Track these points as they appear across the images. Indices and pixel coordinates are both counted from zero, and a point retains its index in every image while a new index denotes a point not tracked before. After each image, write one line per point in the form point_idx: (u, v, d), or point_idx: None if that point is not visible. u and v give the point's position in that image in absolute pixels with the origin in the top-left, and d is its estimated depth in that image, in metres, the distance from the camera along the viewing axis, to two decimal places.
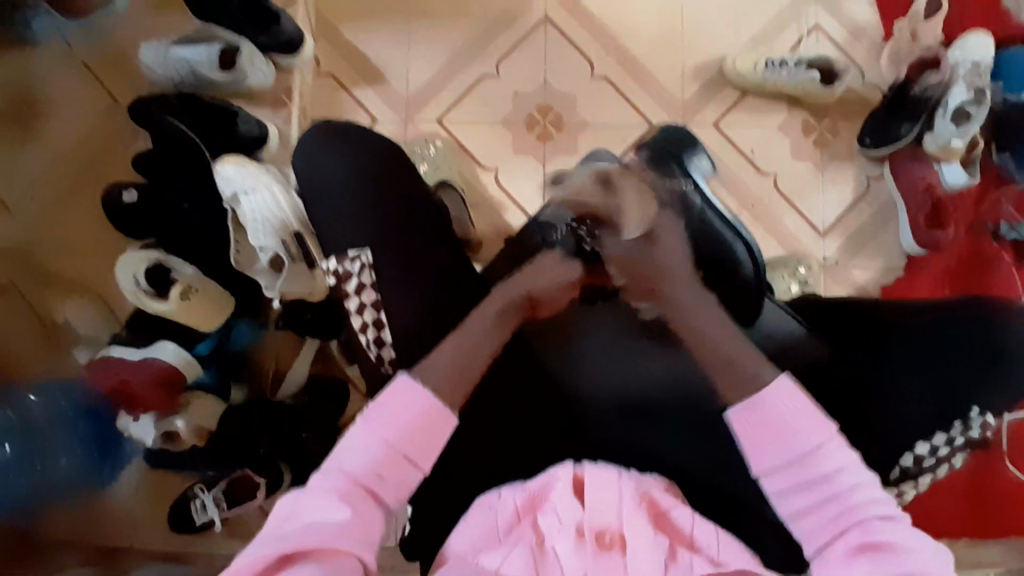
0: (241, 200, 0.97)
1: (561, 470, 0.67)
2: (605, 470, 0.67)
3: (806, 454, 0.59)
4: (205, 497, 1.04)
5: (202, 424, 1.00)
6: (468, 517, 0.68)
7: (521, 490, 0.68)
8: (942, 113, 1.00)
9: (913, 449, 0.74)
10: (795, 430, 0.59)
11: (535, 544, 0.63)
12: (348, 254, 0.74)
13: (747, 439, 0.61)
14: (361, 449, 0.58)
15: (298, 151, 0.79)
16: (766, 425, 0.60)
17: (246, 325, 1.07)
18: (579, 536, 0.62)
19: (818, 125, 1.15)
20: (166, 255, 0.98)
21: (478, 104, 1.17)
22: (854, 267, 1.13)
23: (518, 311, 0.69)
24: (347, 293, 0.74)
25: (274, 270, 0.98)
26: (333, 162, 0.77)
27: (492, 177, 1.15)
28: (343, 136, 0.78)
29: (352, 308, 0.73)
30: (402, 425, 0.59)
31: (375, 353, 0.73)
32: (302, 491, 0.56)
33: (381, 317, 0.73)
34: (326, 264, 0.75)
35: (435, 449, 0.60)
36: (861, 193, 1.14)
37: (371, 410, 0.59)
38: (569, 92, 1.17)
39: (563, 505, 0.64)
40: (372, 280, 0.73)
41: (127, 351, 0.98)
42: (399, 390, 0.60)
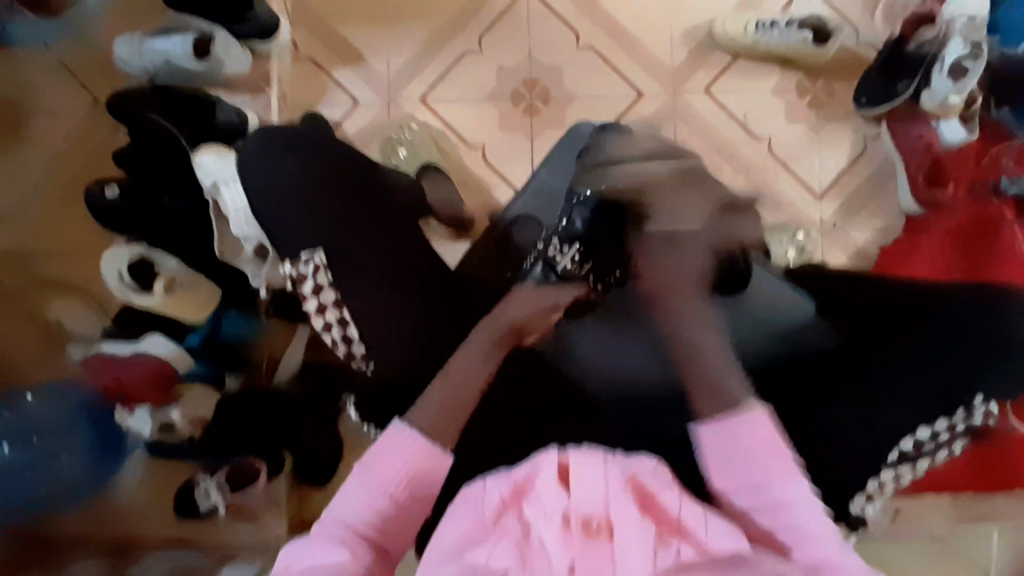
0: (223, 189, 0.97)
1: (544, 456, 0.65)
2: (591, 455, 0.64)
3: (764, 484, 0.65)
4: (209, 483, 1.05)
5: (197, 413, 1.04)
6: (451, 510, 0.67)
7: (506, 479, 0.66)
8: (937, 70, 0.96)
9: (915, 432, 0.73)
10: (755, 457, 0.66)
11: (520, 535, 0.61)
12: (300, 258, 0.76)
13: (709, 455, 0.69)
14: (354, 499, 0.65)
15: (248, 156, 0.84)
16: (733, 445, 0.67)
17: (236, 315, 1.06)
18: (565, 525, 0.60)
19: (812, 87, 1.12)
20: (149, 249, 0.99)
21: (462, 82, 1.15)
22: (853, 230, 1.10)
23: (500, 347, 0.76)
24: (304, 293, 0.76)
25: (260, 258, 0.99)
26: (279, 166, 0.80)
27: (479, 155, 1.14)
28: (290, 141, 0.82)
29: (313, 308, 0.77)
30: (395, 472, 0.66)
31: (343, 348, 0.78)
32: (303, 544, 0.63)
33: (344, 314, 0.76)
34: (285, 269, 0.79)
35: (433, 488, 0.68)
36: (858, 155, 1.11)
37: (367, 460, 0.67)
38: (554, 64, 1.14)
39: (549, 495, 0.62)
40: (328, 280, 0.76)
41: (119, 345, 1.00)
42: (393, 438, 0.68)
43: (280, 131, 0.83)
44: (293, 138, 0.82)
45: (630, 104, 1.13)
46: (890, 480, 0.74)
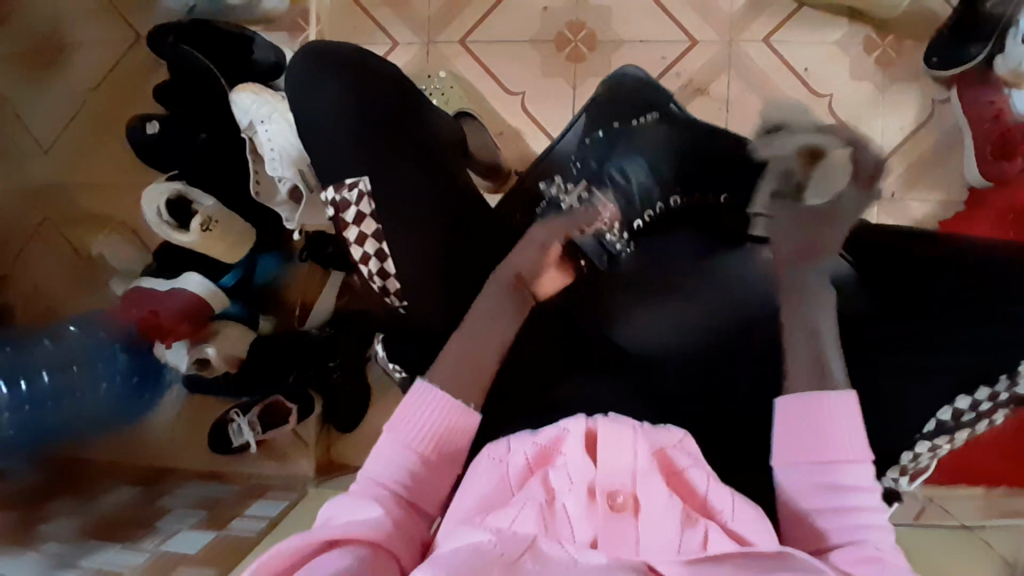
0: (258, 130, 0.97)
1: (573, 424, 0.66)
2: (619, 426, 0.65)
3: (836, 463, 0.62)
4: (241, 421, 1.08)
5: (232, 351, 1.02)
6: (473, 472, 0.68)
7: (532, 443, 0.68)
8: (1012, 34, 0.88)
9: (954, 402, 0.70)
10: (839, 432, 0.63)
11: (544, 500, 0.62)
12: (345, 183, 0.71)
13: (784, 427, 0.65)
14: (389, 457, 0.66)
15: (291, 73, 0.74)
16: (811, 419, 0.64)
17: (271, 258, 1.09)
18: (590, 496, 0.61)
19: (882, 42, 1.03)
20: (186, 187, 0.98)
21: (505, 23, 1.10)
22: (911, 201, 1.03)
23: (511, 294, 0.76)
24: (346, 223, 0.71)
25: (294, 201, 0.99)
26: (331, 89, 0.72)
27: (519, 102, 1.09)
28: (337, 60, 0.73)
29: (353, 237, 0.72)
30: (425, 429, 0.67)
31: (379, 284, 0.74)
32: (341, 502, 0.63)
33: (383, 247, 0.71)
34: (325, 194, 0.73)
35: (461, 443, 0.68)
36: (924, 119, 1.03)
37: (396, 418, 0.68)
38: (603, 7, 1.08)
39: (575, 462, 0.64)
40: (371, 209, 0.70)
41: (158, 283, 1.00)
42: (418, 397, 0.68)
43: (329, 48, 0.73)
44: (345, 55, 0.73)
45: (681, 53, 1.07)
46: (925, 452, 0.71)
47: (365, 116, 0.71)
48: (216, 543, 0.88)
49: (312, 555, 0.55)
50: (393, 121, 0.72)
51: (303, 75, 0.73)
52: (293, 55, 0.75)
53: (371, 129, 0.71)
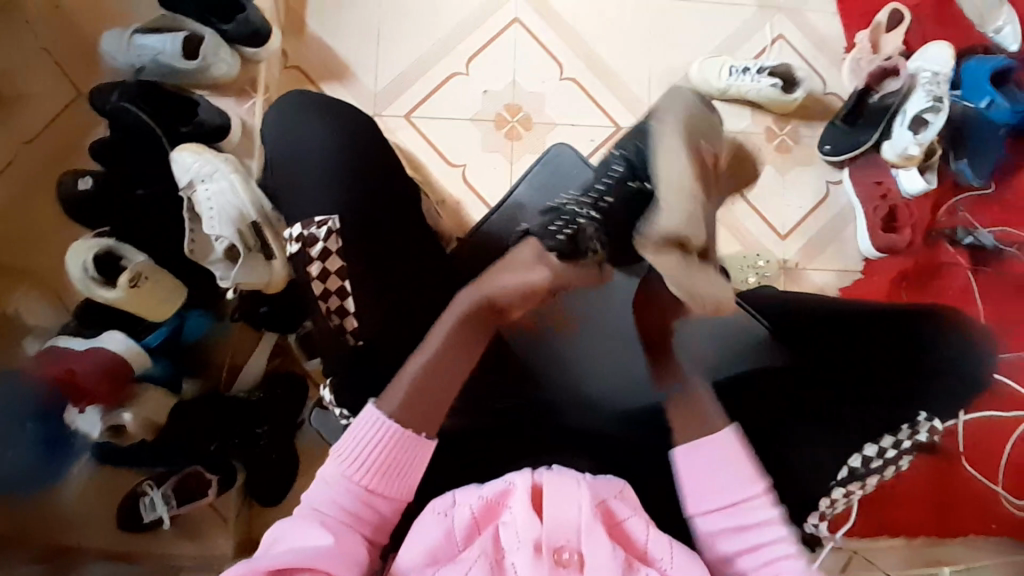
0: (198, 188, 0.97)
1: (519, 478, 0.65)
2: (562, 476, 0.65)
3: (737, 506, 0.65)
4: (154, 494, 1.00)
5: (150, 417, 0.97)
6: (419, 525, 0.66)
7: (478, 495, 0.66)
8: (901, 121, 1.06)
9: (862, 450, 0.70)
10: (715, 478, 0.66)
11: (492, 561, 0.63)
12: (314, 221, 0.76)
13: (688, 480, 0.67)
14: (332, 482, 0.64)
15: (272, 120, 0.84)
16: (705, 467, 0.67)
17: (198, 315, 1.05)
18: (537, 552, 0.62)
19: (782, 131, 1.16)
20: (117, 243, 0.96)
21: (447, 103, 1.17)
22: (813, 271, 1.13)
23: (476, 324, 0.71)
24: (309, 257, 0.75)
25: (230, 259, 0.98)
26: (308, 127, 0.81)
27: (460, 173, 1.15)
28: (312, 105, 0.82)
29: (313, 273, 0.74)
30: (370, 462, 0.64)
31: (336, 320, 0.75)
32: (283, 526, 0.60)
33: (344, 285, 0.75)
34: (291, 230, 0.77)
35: (410, 474, 0.66)
36: (822, 198, 1.15)
37: (343, 440, 0.65)
38: (538, 92, 1.18)
39: (522, 519, 0.63)
40: (338, 246, 0.75)
41: (73, 342, 0.95)
42: (364, 422, 0.65)
43: (313, 98, 0.83)
44: (322, 102, 0.83)
45: (608, 136, 1.17)
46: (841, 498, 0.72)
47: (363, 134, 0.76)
48: None
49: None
50: (365, 159, 0.79)
51: (295, 112, 0.82)
52: (275, 102, 0.85)
53: None
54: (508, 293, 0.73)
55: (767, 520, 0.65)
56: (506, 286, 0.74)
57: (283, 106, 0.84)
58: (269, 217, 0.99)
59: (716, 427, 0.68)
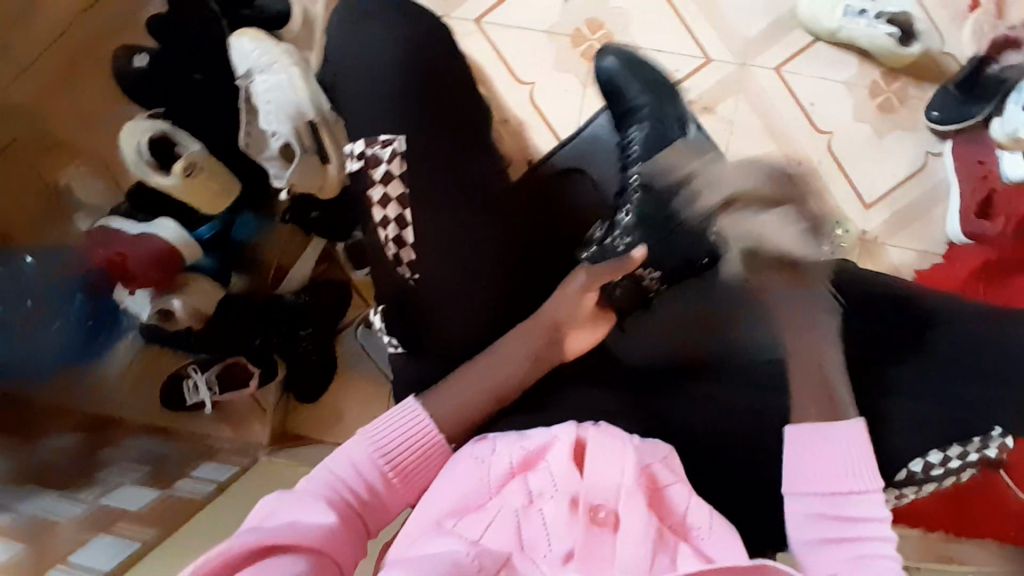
0: (256, 79, 0.93)
1: (563, 431, 0.65)
2: (608, 436, 0.64)
3: (845, 490, 0.62)
4: (198, 379, 1.05)
5: (199, 307, 0.98)
6: (454, 466, 0.65)
7: (518, 446, 0.65)
8: (1015, 97, 0.96)
9: (925, 456, 0.64)
10: (830, 456, 0.63)
11: (522, 506, 0.61)
12: (378, 139, 0.68)
13: (795, 452, 0.64)
14: (355, 463, 0.63)
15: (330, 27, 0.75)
16: (823, 456, 0.63)
17: (249, 217, 1.04)
18: (573, 506, 0.60)
19: (888, 88, 1.06)
20: (173, 128, 0.93)
21: (525, 12, 1.08)
22: (892, 246, 1.06)
23: (534, 334, 0.71)
24: (371, 180, 0.68)
25: (285, 158, 0.95)
26: (366, 39, 0.71)
27: (528, 92, 1.08)
28: (379, 12, 0.72)
29: (374, 198, 0.68)
30: (399, 452, 0.64)
31: (392, 252, 0.68)
32: (287, 495, 0.58)
33: (405, 214, 0.67)
34: (353, 146, 0.69)
35: (424, 486, 0.65)
36: (916, 169, 1.06)
37: (373, 425, 0.66)
38: (625, 10, 1.07)
39: (560, 469, 0.62)
40: (401, 170, 0.67)
41: (126, 224, 0.94)
42: (402, 413, 0.67)
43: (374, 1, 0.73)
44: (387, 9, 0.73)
45: (695, 69, 1.07)
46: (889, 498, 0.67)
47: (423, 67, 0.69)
48: (159, 502, 0.87)
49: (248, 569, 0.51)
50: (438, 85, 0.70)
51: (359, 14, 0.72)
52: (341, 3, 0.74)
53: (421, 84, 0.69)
54: (564, 309, 0.72)
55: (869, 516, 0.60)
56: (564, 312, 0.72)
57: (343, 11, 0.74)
58: (326, 117, 0.94)
59: (840, 418, 0.65)
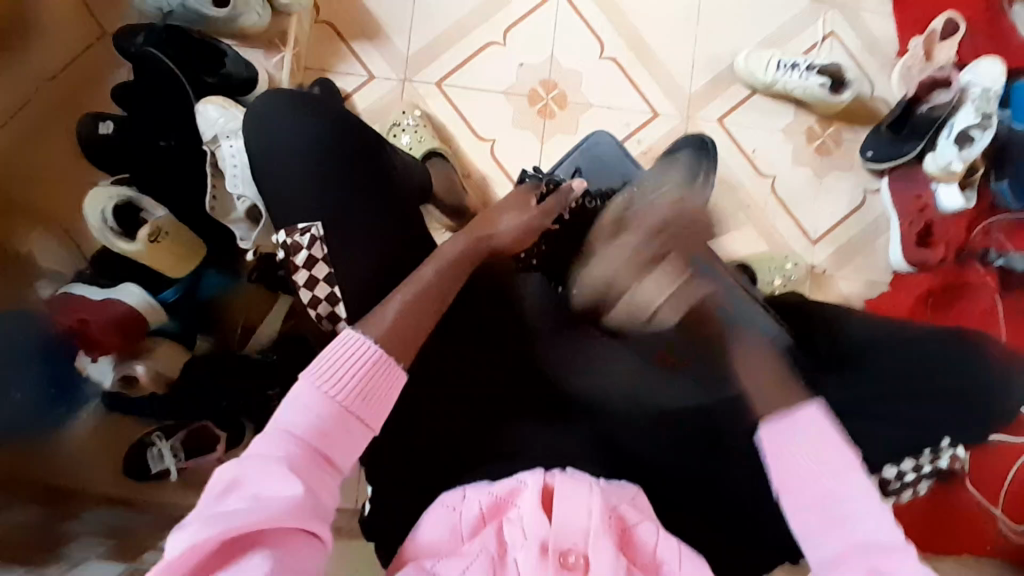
0: (222, 144, 0.95)
1: (530, 477, 0.66)
2: (574, 480, 0.65)
3: (831, 477, 0.61)
4: (161, 445, 1.01)
5: (162, 370, 0.98)
6: (427, 516, 0.66)
7: (487, 492, 0.66)
8: (946, 134, 1.03)
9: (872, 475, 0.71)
10: (807, 450, 0.63)
11: (497, 554, 0.61)
12: (298, 228, 0.75)
13: (775, 456, 0.64)
14: (310, 406, 0.61)
15: (251, 113, 0.80)
16: (795, 439, 0.64)
17: (215, 275, 1.05)
18: (542, 552, 0.60)
19: (823, 133, 1.13)
20: (137, 194, 0.94)
21: (481, 73, 1.14)
22: (840, 279, 1.12)
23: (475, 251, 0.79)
24: (296, 265, 0.75)
25: (252, 219, 0.97)
26: (297, 122, 0.77)
27: (488, 148, 1.12)
28: (301, 100, 0.79)
29: (301, 280, 0.75)
30: (352, 384, 0.63)
31: (327, 326, 0.77)
32: (248, 458, 0.56)
33: (335, 291, 0.75)
34: (278, 237, 0.77)
35: (381, 407, 0.64)
36: (856, 206, 1.13)
37: (320, 365, 0.63)
38: (576, 70, 1.14)
39: (531, 517, 0.62)
40: (322, 253, 0.74)
41: (90, 291, 0.95)
42: (348, 345, 0.65)
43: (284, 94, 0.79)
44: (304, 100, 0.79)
45: (644, 122, 1.13)
46: None
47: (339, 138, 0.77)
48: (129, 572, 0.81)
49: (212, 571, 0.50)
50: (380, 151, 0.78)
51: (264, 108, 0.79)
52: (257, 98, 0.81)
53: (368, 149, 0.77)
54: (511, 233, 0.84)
55: (858, 492, 0.60)
56: (501, 234, 0.83)
57: (260, 106, 0.80)
58: None
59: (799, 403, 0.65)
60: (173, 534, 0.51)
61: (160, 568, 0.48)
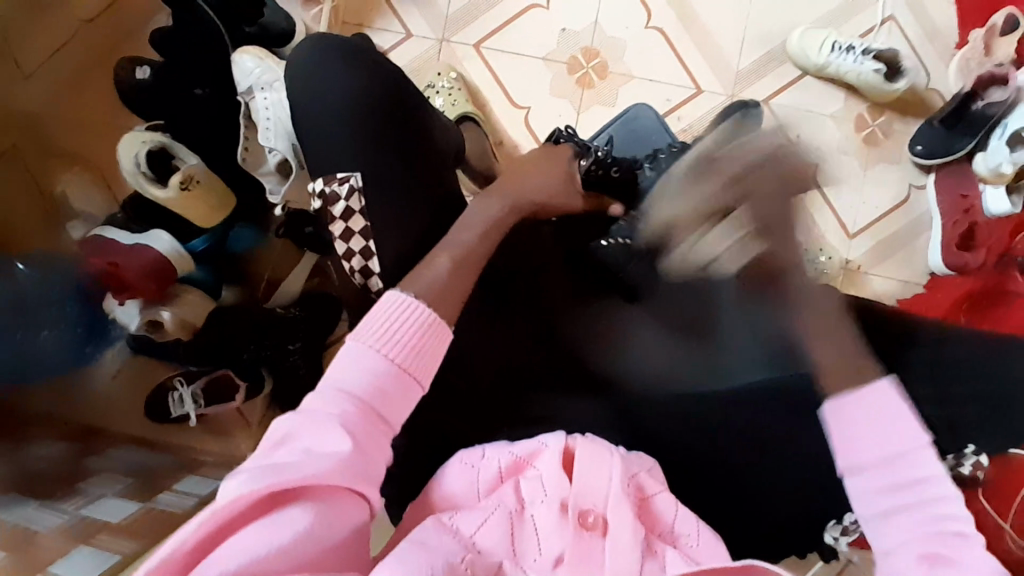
0: (256, 95, 0.94)
1: (551, 439, 0.65)
2: (597, 445, 0.64)
3: (901, 458, 0.58)
4: (183, 391, 1.04)
5: (186, 318, 0.98)
6: (444, 472, 0.66)
7: (507, 451, 0.65)
8: (999, 132, 0.98)
9: None
10: (880, 426, 0.59)
11: (515, 509, 0.61)
12: (337, 178, 0.74)
13: (839, 430, 0.61)
14: (363, 364, 0.61)
15: (295, 60, 0.78)
16: (864, 416, 0.60)
17: (247, 230, 1.06)
18: (562, 511, 0.60)
19: (873, 122, 1.09)
20: (170, 141, 0.94)
21: (521, 37, 1.10)
22: (876, 275, 1.08)
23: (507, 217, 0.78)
24: (332, 215, 0.74)
25: (282, 174, 0.97)
26: (339, 76, 0.75)
27: (523, 115, 1.10)
28: (346, 50, 0.77)
29: (336, 232, 0.74)
30: (405, 341, 0.63)
31: (359, 280, 0.76)
32: (300, 415, 0.58)
33: (371, 245, 0.73)
34: (314, 185, 0.76)
35: (430, 365, 0.65)
36: (900, 201, 1.09)
37: (369, 322, 0.63)
38: (619, 39, 1.10)
39: (549, 476, 0.62)
40: (360, 206, 0.73)
41: (120, 235, 0.95)
42: (397, 306, 0.65)
43: (332, 41, 0.77)
44: (352, 49, 0.77)
45: (686, 98, 1.09)
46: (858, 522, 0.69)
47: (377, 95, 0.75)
48: (142, 513, 0.88)
49: (256, 519, 0.52)
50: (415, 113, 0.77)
51: (309, 58, 0.77)
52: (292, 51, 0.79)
53: (402, 112, 0.76)
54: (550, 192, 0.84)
55: (932, 476, 0.57)
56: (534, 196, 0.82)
57: (305, 52, 0.78)
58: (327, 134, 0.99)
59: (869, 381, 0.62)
60: (225, 483, 0.53)
61: (206, 515, 0.50)
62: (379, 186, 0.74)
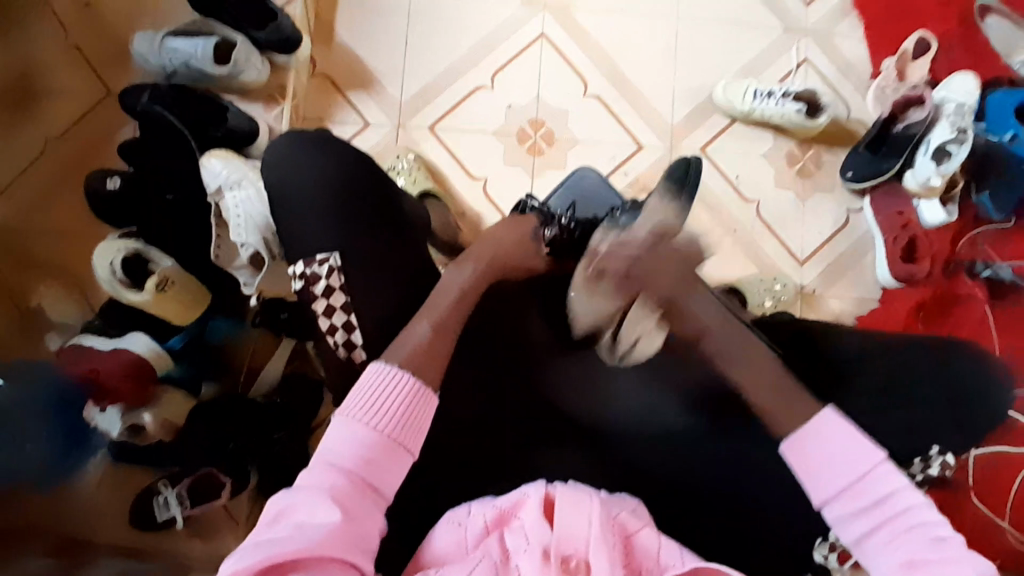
0: (225, 195, 0.99)
1: (531, 488, 0.66)
2: (575, 490, 0.66)
3: (864, 476, 0.63)
4: (168, 493, 1.04)
5: (169, 418, 0.99)
6: (435, 534, 0.68)
7: (491, 506, 0.67)
8: (923, 150, 1.07)
9: None
10: (840, 460, 0.64)
11: (500, 560, 0.62)
12: (316, 259, 0.78)
13: (804, 472, 0.66)
14: (353, 437, 0.63)
15: (267, 151, 0.83)
16: (821, 449, 0.65)
17: (223, 320, 1.09)
18: (545, 557, 0.61)
19: (804, 156, 1.18)
20: (145, 245, 0.98)
21: (471, 115, 1.19)
22: (831, 299, 1.14)
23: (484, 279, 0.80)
24: (314, 295, 0.77)
25: (255, 267, 1.00)
26: (308, 159, 0.80)
27: (480, 185, 1.16)
28: (314, 140, 0.82)
29: (319, 310, 0.77)
30: (390, 411, 0.65)
31: (343, 353, 0.77)
32: (294, 491, 0.60)
33: (350, 319, 0.77)
34: (292, 268, 0.79)
35: (420, 434, 0.67)
36: (841, 225, 1.16)
37: (354, 396, 0.66)
38: (562, 108, 1.19)
39: (532, 525, 0.63)
40: (340, 283, 0.77)
41: (98, 342, 0.97)
42: (382, 378, 0.67)
43: (303, 132, 0.83)
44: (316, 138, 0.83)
45: (630, 154, 1.17)
46: None
47: (347, 173, 0.81)
48: None
49: None
50: (381, 189, 0.83)
51: (282, 147, 0.82)
52: (277, 140, 0.83)
53: (366, 186, 0.82)
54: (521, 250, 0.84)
55: (895, 489, 0.62)
56: (511, 253, 0.83)
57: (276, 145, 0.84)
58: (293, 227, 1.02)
59: (817, 411, 0.67)
60: (228, 557, 0.55)
61: None
62: (350, 256, 0.78)
